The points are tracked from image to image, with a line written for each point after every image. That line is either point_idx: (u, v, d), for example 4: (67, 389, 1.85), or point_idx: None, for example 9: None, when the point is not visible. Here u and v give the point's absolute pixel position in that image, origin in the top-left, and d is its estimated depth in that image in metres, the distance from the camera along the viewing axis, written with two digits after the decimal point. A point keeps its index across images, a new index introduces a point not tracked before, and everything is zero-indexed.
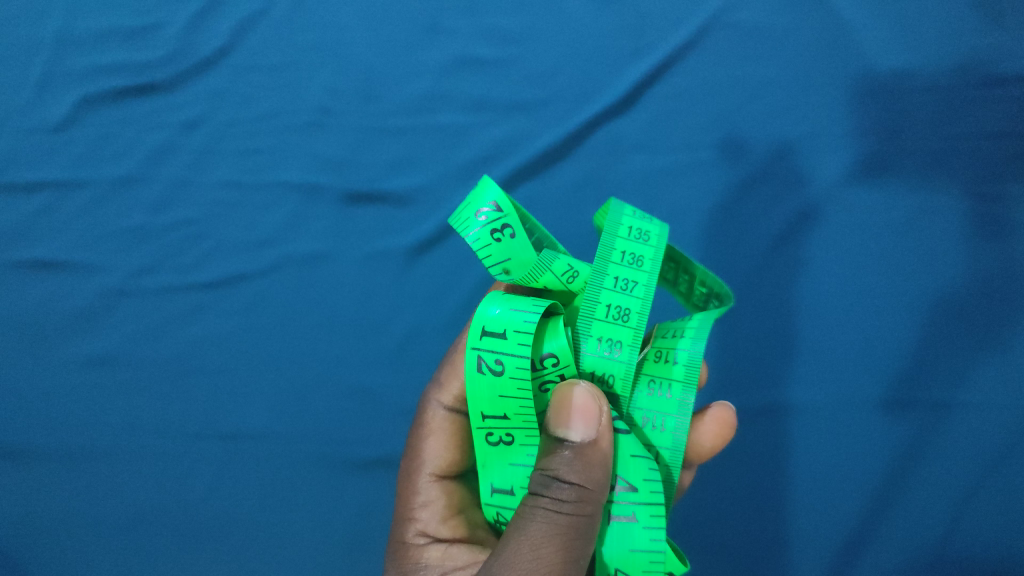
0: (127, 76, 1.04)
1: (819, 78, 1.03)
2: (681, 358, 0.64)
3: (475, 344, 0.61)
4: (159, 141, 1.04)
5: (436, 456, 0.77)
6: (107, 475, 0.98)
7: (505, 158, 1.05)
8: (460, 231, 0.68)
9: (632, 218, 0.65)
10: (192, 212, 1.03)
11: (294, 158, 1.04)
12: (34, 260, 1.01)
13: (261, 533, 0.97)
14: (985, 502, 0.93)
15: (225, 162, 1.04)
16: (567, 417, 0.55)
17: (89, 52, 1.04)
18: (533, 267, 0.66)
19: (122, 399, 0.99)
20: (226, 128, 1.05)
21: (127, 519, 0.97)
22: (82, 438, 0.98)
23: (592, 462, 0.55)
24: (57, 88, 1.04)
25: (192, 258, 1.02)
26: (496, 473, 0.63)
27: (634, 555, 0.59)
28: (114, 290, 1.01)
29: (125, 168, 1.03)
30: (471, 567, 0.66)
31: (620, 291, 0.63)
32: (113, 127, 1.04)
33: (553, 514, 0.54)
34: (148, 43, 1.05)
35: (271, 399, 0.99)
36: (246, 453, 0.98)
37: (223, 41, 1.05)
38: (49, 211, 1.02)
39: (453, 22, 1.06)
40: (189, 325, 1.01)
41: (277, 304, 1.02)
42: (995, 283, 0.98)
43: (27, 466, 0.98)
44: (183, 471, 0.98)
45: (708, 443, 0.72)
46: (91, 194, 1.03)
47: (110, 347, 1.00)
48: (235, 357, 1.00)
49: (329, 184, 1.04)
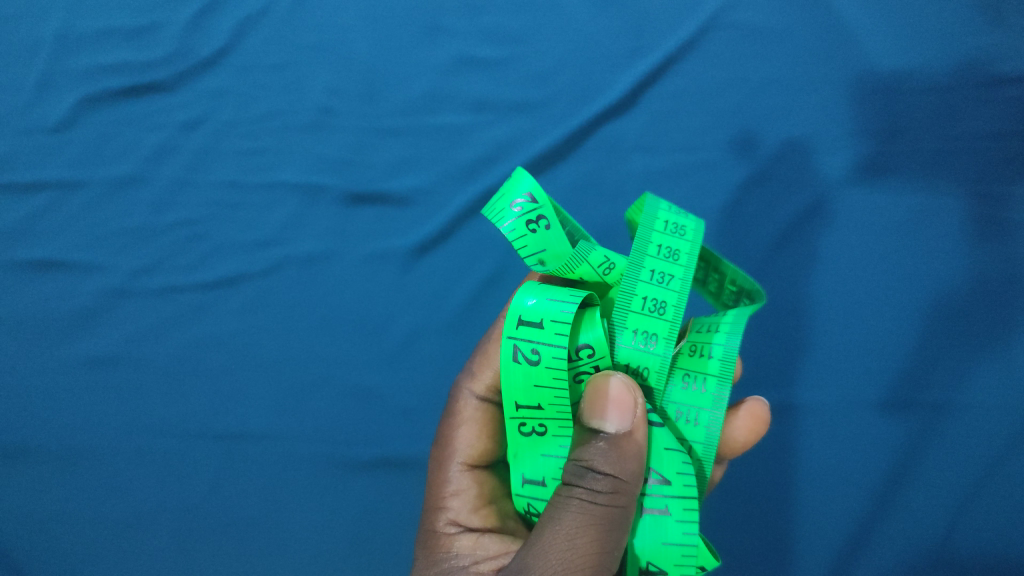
0: (126, 76, 1.07)
1: (816, 83, 1.03)
2: (717, 352, 0.63)
3: (511, 334, 0.61)
4: (159, 141, 1.06)
5: (467, 445, 0.76)
6: (102, 476, 0.99)
7: (504, 158, 1.07)
8: (494, 221, 0.67)
9: (668, 212, 0.65)
10: (193, 213, 1.05)
11: (296, 158, 1.06)
12: (36, 261, 1.03)
13: (257, 532, 0.97)
14: (985, 508, 0.93)
15: (226, 163, 1.06)
16: (602, 408, 0.55)
17: (87, 52, 1.07)
18: (568, 259, 0.66)
19: (118, 399, 1.00)
20: (227, 129, 1.07)
21: (121, 520, 0.98)
22: (79, 439, 0.99)
23: (626, 453, 0.55)
24: (61, 91, 1.06)
25: (193, 258, 1.04)
26: (528, 463, 0.63)
27: (666, 548, 0.60)
28: (114, 290, 1.03)
29: (125, 168, 1.05)
30: (502, 556, 0.66)
31: (656, 284, 0.62)
32: (113, 127, 1.06)
33: (588, 504, 0.54)
34: (150, 44, 1.07)
35: (269, 397, 1.00)
36: (244, 451, 0.99)
37: (223, 42, 1.08)
38: (48, 210, 1.04)
39: (454, 23, 1.08)
40: (186, 326, 1.02)
41: (277, 304, 1.03)
42: (996, 284, 0.97)
43: (26, 467, 0.99)
44: (179, 470, 0.99)
45: (741, 437, 0.72)
46: (93, 195, 1.05)
47: (107, 347, 1.01)
48: (232, 357, 1.01)
49: (330, 184, 1.05)
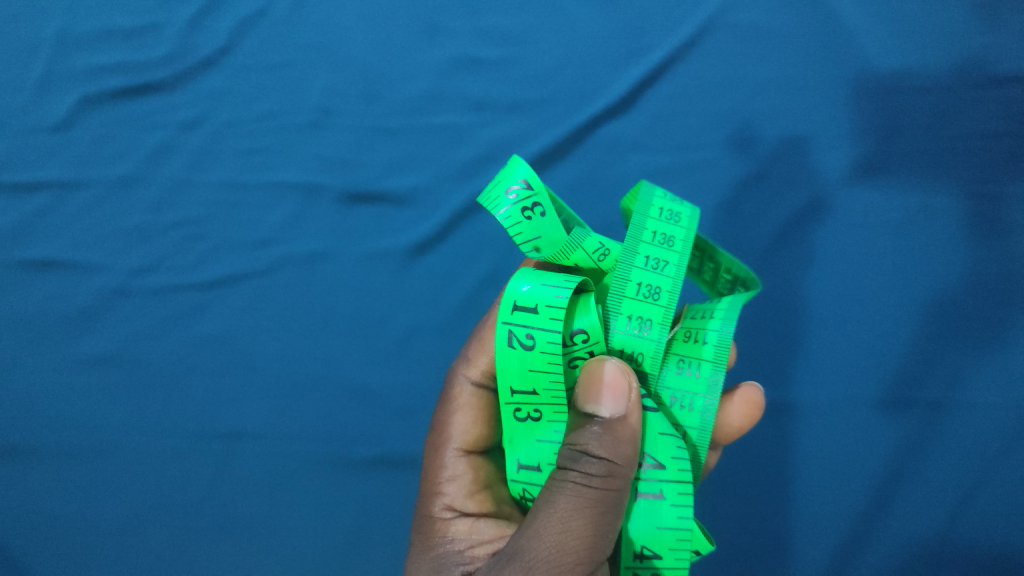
0: (126, 76, 1.08)
1: (813, 82, 1.04)
2: (712, 338, 0.64)
3: (507, 319, 0.61)
4: (159, 141, 1.07)
5: (463, 431, 0.77)
6: (101, 475, 0.99)
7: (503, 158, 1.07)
8: (490, 209, 0.68)
9: (663, 200, 0.66)
10: (193, 212, 1.06)
11: (295, 157, 1.07)
12: (35, 260, 1.04)
13: (255, 532, 0.97)
14: (986, 508, 0.92)
15: (225, 162, 1.07)
16: (596, 392, 0.55)
17: (88, 52, 1.08)
18: (564, 246, 0.67)
19: (117, 397, 1.01)
20: (227, 129, 1.07)
21: (119, 520, 0.98)
22: (78, 438, 1.00)
23: (620, 437, 0.55)
24: (62, 92, 1.07)
25: (192, 257, 1.05)
26: (524, 449, 0.64)
27: (660, 532, 0.60)
28: (113, 290, 1.03)
29: (125, 168, 1.06)
30: (498, 540, 0.67)
31: (650, 270, 0.63)
32: (113, 127, 1.07)
33: (582, 487, 0.54)
34: (150, 44, 1.08)
35: (267, 397, 1.00)
36: (242, 450, 0.99)
37: (223, 43, 1.09)
38: (48, 210, 1.05)
39: (454, 22, 1.09)
40: (185, 325, 1.03)
41: (275, 303, 1.03)
42: (997, 283, 0.97)
43: (25, 467, 0.99)
44: (177, 469, 0.99)
45: (735, 424, 0.72)
46: (93, 194, 1.06)
47: (106, 346, 1.02)
48: (230, 356, 1.02)
49: (328, 184, 1.06)
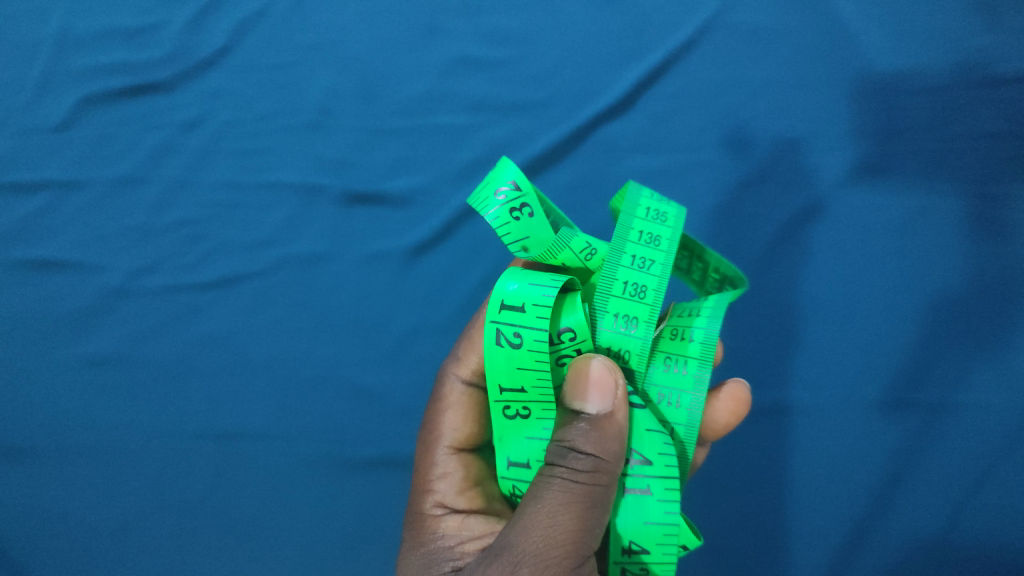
0: (125, 76, 1.09)
1: (810, 80, 1.05)
2: (698, 336, 0.65)
3: (494, 318, 0.62)
4: (158, 141, 1.09)
5: (453, 429, 0.77)
6: (103, 473, 1.00)
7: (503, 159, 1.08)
8: (479, 209, 0.69)
9: (650, 200, 0.67)
10: (192, 212, 1.07)
11: (295, 158, 1.08)
12: (35, 260, 1.05)
13: (256, 530, 0.98)
14: (984, 507, 0.93)
15: (224, 163, 1.08)
16: (584, 389, 0.56)
17: (88, 52, 1.09)
18: (552, 245, 0.68)
19: (118, 396, 1.02)
20: (226, 129, 1.09)
21: (121, 517, 0.99)
22: (80, 436, 1.01)
23: (607, 434, 0.56)
24: (62, 91, 1.09)
25: (192, 258, 1.06)
26: (513, 446, 0.65)
27: (648, 528, 0.61)
28: (114, 290, 1.05)
29: (125, 169, 1.08)
30: (487, 536, 0.68)
31: (637, 269, 0.64)
32: (113, 127, 1.09)
33: (570, 483, 0.55)
34: (149, 44, 1.10)
35: (269, 396, 1.02)
36: (243, 450, 1.00)
37: (223, 42, 1.10)
38: (49, 209, 1.07)
39: (452, 23, 1.10)
40: (186, 325, 1.04)
41: (275, 303, 1.04)
42: (996, 283, 0.98)
43: (26, 465, 1.01)
44: (179, 467, 1.00)
45: (722, 420, 0.73)
46: (93, 194, 1.07)
47: (107, 345, 1.03)
48: (231, 356, 1.03)
49: (327, 184, 1.07)
